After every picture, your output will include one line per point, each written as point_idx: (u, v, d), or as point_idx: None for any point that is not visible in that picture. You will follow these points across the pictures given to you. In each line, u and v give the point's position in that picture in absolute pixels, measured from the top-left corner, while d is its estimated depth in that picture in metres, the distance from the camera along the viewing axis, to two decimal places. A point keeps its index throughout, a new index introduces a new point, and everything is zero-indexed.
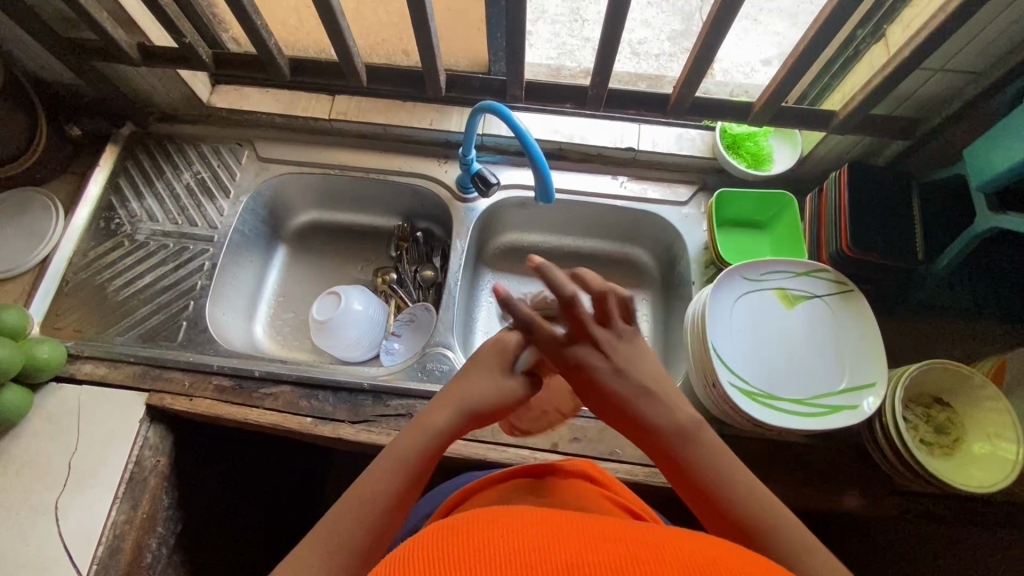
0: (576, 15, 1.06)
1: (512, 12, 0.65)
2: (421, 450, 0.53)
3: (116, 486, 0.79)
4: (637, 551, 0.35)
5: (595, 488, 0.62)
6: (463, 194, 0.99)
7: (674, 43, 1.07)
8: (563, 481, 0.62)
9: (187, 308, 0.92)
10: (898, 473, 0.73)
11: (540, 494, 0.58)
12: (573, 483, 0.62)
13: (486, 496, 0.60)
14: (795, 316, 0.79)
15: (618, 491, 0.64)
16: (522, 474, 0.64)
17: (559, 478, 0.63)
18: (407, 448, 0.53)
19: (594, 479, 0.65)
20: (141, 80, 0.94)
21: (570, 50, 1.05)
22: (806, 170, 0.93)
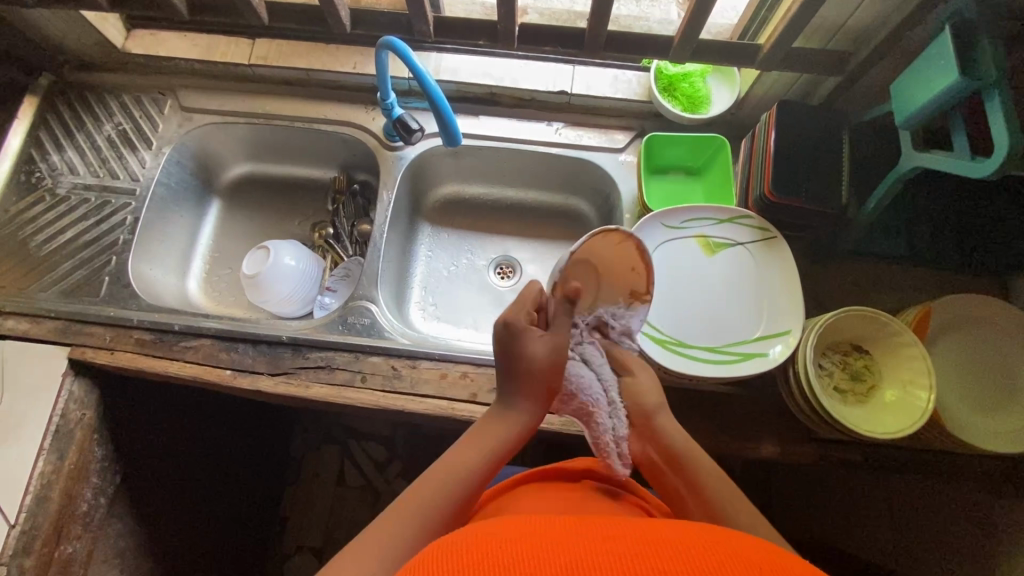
0: None
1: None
2: (499, 436, 0.59)
3: (42, 437, 0.81)
4: (640, 548, 0.39)
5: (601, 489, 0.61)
6: (390, 142, 0.95)
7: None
8: (571, 485, 0.61)
9: (109, 262, 0.91)
10: (810, 421, 0.73)
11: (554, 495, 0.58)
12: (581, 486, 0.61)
13: (513, 494, 0.61)
14: (716, 265, 0.77)
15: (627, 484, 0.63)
16: (534, 479, 0.63)
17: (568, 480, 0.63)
18: (482, 437, 0.59)
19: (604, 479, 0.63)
20: (46, 25, 0.89)
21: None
22: (745, 113, 0.89)
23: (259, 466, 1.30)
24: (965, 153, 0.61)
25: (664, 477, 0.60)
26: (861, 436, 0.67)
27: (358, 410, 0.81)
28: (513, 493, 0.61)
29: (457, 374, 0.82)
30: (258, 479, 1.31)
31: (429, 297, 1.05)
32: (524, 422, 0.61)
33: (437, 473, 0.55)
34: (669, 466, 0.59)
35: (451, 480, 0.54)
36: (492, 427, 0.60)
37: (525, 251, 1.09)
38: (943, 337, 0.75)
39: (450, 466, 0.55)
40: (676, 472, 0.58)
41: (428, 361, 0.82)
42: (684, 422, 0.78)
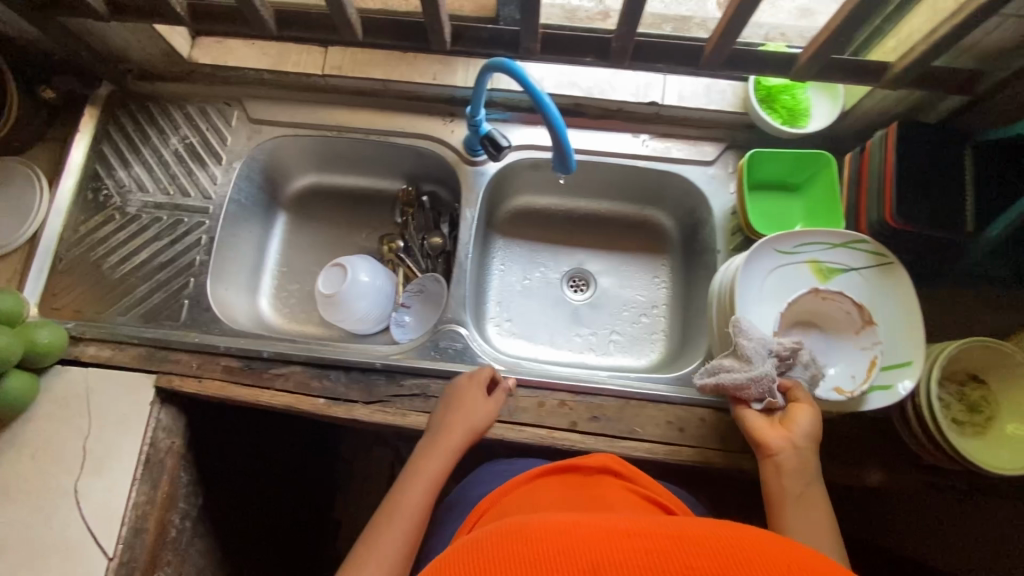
0: None
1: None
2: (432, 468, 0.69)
3: (134, 468, 0.79)
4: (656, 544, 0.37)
5: (618, 483, 0.66)
6: (471, 156, 0.92)
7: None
8: (591, 479, 0.66)
9: (188, 285, 0.88)
10: (925, 451, 0.72)
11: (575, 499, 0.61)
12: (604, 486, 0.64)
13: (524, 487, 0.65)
14: (864, 342, 0.71)
15: (657, 490, 0.66)
16: (550, 471, 0.67)
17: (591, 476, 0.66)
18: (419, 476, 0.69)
19: (621, 474, 0.68)
20: (113, 36, 0.85)
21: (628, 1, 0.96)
22: (847, 126, 0.85)
23: (318, 475, 1.30)
24: None
25: (781, 480, 0.62)
26: (986, 472, 0.66)
27: None
28: (528, 489, 0.64)
29: (555, 402, 0.80)
30: (318, 487, 1.30)
31: (503, 313, 1.02)
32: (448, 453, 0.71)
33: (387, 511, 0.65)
34: (792, 477, 0.61)
35: (396, 529, 0.63)
36: (429, 461, 0.70)
37: (599, 263, 1.06)
38: None
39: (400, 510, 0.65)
40: (802, 481, 0.61)
41: (525, 389, 0.81)
42: None
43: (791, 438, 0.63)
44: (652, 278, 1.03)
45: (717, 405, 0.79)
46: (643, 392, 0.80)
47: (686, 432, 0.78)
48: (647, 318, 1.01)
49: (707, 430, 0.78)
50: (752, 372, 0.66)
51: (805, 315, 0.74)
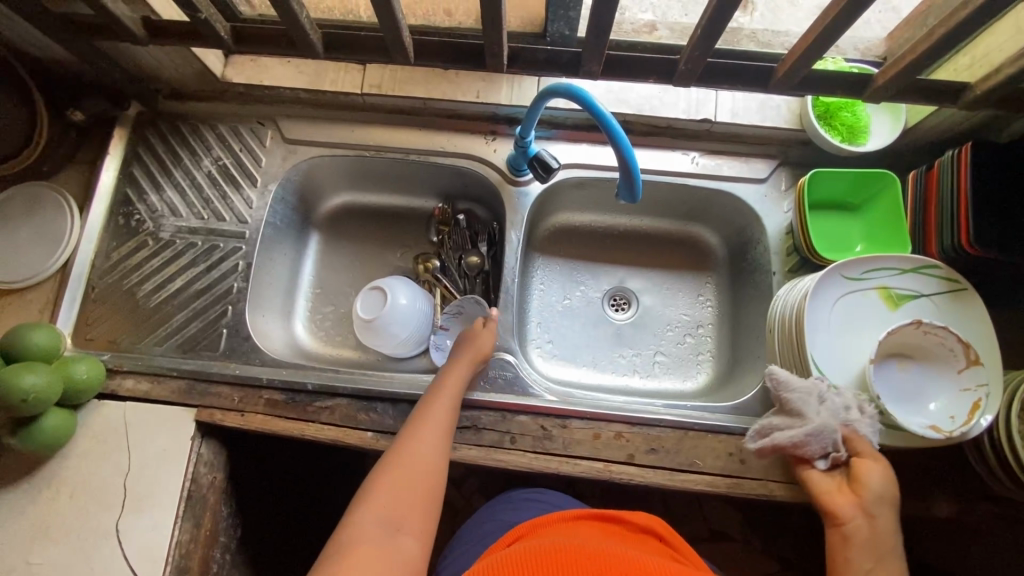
0: None
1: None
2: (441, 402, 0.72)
3: (176, 506, 0.77)
4: None
5: (656, 543, 0.62)
6: (516, 176, 0.88)
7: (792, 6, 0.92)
8: (630, 532, 0.63)
9: (226, 313, 0.85)
10: (1002, 486, 0.69)
11: (615, 537, 0.60)
12: (644, 538, 0.62)
13: (561, 523, 0.63)
14: (965, 381, 0.66)
15: (685, 554, 0.62)
16: (590, 516, 0.65)
17: (631, 528, 0.65)
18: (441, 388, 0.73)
19: (664, 539, 0.64)
20: (147, 57, 0.82)
21: (675, 14, 0.92)
22: (908, 143, 0.82)
23: None
24: None
25: (846, 552, 0.60)
26: None
27: (508, 471, 0.77)
28: (564, 522, 0.63)
29: (610, 433, 0.77)
30: None
31: (544, 334, 1.00)
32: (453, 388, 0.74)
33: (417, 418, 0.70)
34: (861, 550, 0.60)
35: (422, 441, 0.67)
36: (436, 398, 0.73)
37: (640, 281, 1.03)
38: None
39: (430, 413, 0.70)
40: (874, 555, 0.59)
41: (579, 420, 0.78)
42: None
43: (861, 502, 0.62)
44: (697, 297, 1.00)
45: None
46: (701, 422, 0.77)
47: (748, 465, 0.76)
48: (693, 338, 0.98)
49: (769, 462, 0.75)
50: (804, 430, 0.65)
51: (900, 349, 0.69)
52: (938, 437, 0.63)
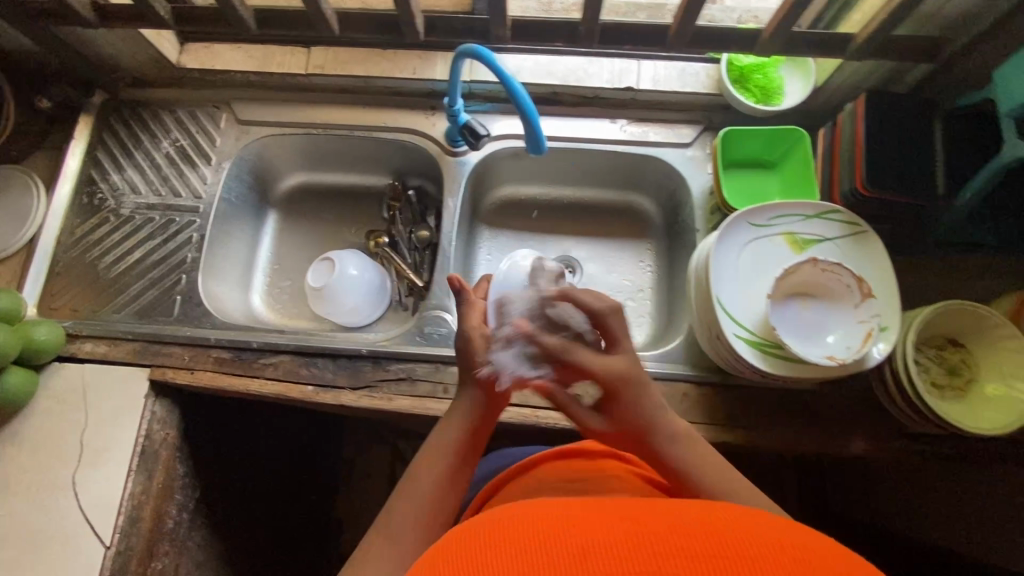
0: None
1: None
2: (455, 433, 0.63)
3: (129, 460, 0.81)
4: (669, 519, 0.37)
5: (620, 467, 0.63)
6: (452, 147, 0.94)
7: None
8: (594, 463, 0.63)
9: (180, 281, 0.91)
10: (906, 416, 0.73)
11: (578, 480, 0.59)
12: (607, 465, 0.63)
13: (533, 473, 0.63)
14: (862, 315, 0.69)
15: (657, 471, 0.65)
16: (557, 457, 0.65)
17: (594, 458, 0.65)
18: (455, 416, 0.64)
19: (626, 458, 0.65)
20: (103, 43, 0.88)
21: None
22: (820, 102, 0.86)
23: (317, 471, 1.31)
24: None
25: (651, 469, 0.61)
26: (967, 432, 0.67)
27: (441, 420, 0.81)
28: (535, 473, 0.63)
29: None
30: (317, 483, 1.31)
31: None
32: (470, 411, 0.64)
33: (421, 457, 0.61)
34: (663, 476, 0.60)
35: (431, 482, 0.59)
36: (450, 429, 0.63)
37: (585, 251, 1.06)
38: None
39: (437, 454, 0.61)
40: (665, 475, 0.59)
41: None
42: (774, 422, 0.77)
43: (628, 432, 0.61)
44: (638, 263, 1.04)
45: (698, 379, 0.80)
46: None
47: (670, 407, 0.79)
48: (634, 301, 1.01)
49: (690, 405, 0.79)
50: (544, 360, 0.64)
51: (803, 287, 0.72)
52: (835, 365, 0.66)
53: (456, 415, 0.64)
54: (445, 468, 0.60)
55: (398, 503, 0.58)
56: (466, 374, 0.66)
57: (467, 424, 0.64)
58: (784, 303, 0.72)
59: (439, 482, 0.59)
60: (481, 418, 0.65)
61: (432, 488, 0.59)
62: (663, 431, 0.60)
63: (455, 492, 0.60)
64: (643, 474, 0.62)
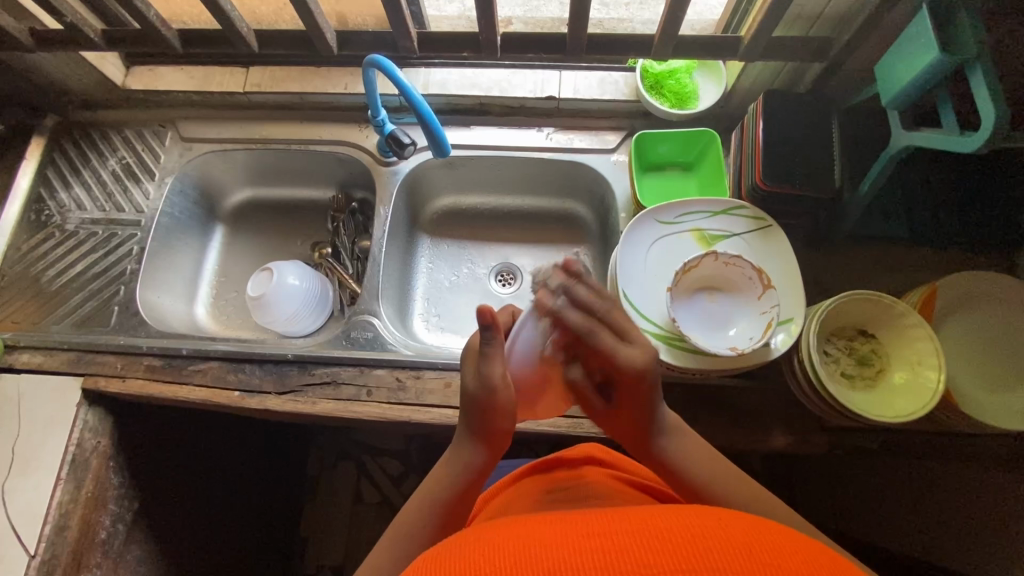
0: None
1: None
2: (445, 481, 0.58)
3: (58, 468, 0.82)
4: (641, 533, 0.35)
5: (602, 470, 0.64)
6: (384, 158, 0.97)
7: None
8: (576, 471, 0.64)
9: (119, 292, 0.93)
10: (819, 408, 0.72)
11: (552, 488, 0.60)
12: (584, 472, 0.63)
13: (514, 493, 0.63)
14: (764, 305, 0.70)
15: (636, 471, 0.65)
16: (536, 470, 0.67)
17: (569, 468, 0.65)
18: (449, 463, 0.60)
19: (605, 462, 0.67)
20: (48, 68, 0.93)
21: (536, 6, 1.00)
22: (734, 104, 0.89)
23: (277, 487, 1.30)
24: (954, 131, 0.60)
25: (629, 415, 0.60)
26: (872, 421, 0.66)
27: (365, 423, 0.82)
28: (515, 490, 0.63)
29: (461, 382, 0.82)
30: (276, 500, 1.30)
31: (431, 308, 1.03)
32: (467, 461, 0.59)
33: (416, 504, 0.58)
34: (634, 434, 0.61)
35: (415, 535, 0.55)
36: (441, 476, 0.59)
37: (525, 258, 1.08)
38: (952, 315, 0.74)
39: (424, 504, 0.57)
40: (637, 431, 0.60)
41: (432, 371, 0.83)
42: (693, 418, 0.77)
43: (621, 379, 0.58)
44: None
45: None
46: None
47: None
48: None
49: None
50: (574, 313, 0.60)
51: (708, 281, 0.73)
52: (733, 354, 0.66)
53: (454, 461, 0.60)
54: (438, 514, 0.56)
55: (391, 544, 0.54)
56: (468, 411, 0.60)
57: (469, 467, 0.59)
58: (688, 298, 0.73)
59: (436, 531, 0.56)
60: (483, 464, 0.60)
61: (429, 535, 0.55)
62: (658, 415, 0.60)
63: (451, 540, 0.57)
64: (622, 475, 0.63)
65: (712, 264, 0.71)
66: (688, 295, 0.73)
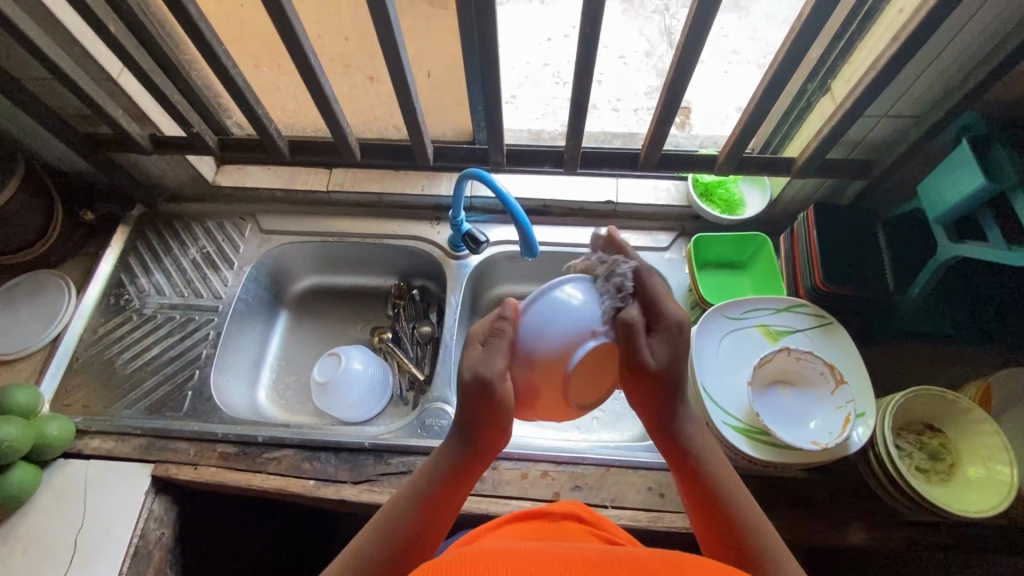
0: (558, 78, 1.24)
1: (487, 77, 0.74)
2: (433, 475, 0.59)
3: (121, 561, 0.79)
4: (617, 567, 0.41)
5: (581, 527, 0.65)
6: (455, 253, 1.04)
7: (650, 97, 1.20)
8: (554, 525, 0.66)
9: (192, 376, 0.95)
10: (896, 503, 0.74)
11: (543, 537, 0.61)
12: (566, 527, 0.65)
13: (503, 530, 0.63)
14: (838, 400, 0.74)
15: (613, 531, 0.67)
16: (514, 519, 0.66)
17: (551, 521, 0.67)
18: (439, 458, 0.60)
19: (586, 520, 0.67)
20: (150, 166, 1.01)
21: (553, 111, 1.18)
22: (778, 211, 0.98)
23: None
24: (1001, 245, 0.68)
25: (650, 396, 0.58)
26: (955, 516, 0.68)
27: None
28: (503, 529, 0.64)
29: (537, 472, 0.83)
30: None
31: None
32: (456, 455, 0.60)
33: (406, 491, 0.59)
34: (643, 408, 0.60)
35: (404, 518, 0.56)
36: (430, 470, 0.59)
37: None
38: (1009, 411, 0.78)
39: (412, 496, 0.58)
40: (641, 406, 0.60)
41: (508, 462, 0.83)
42: (773, 513, 0.78)
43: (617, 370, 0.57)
44: None
45: None
46: (620, 459, 0.83)
47: (668, 498, 0.80)
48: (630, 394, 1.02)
49: None
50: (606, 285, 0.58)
51: (780, 375, 0.77)
52: (817, 449, 0.69)
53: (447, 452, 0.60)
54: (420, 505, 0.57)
55: (377, 532, 0.55)
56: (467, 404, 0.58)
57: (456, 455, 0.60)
58: (763, 391, 0.77)
59: (418, 521, 0.56)
60: (478, 458, 0.60)
61: (411, 528, 0.56)
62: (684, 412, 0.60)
63: (435, 530, 0.57)
64: (601, 533, 0.64)
65: (783, 358, 0.76)
66: (761, 387, 0.77)
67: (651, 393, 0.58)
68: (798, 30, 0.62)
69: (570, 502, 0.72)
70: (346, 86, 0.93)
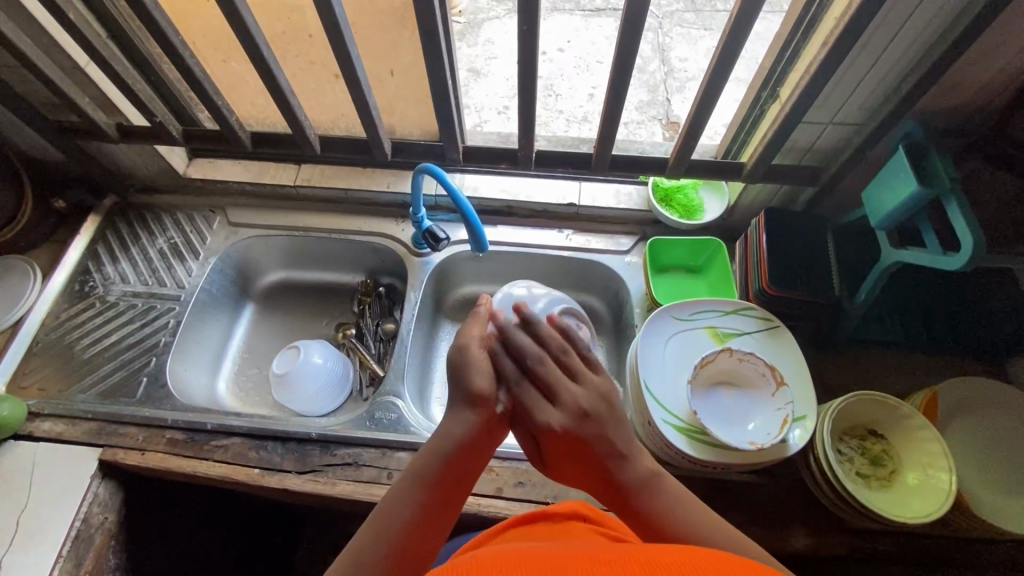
0: (550, 91, 1.24)
1: (438, 74, 0.75)
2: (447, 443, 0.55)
3: (61, 543, 0.79)
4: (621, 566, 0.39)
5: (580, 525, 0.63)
6: (418, 250, 1.05)
7: (641, 112, 1.22)
8: (557, 525, 0.63)
9: (149, 363, 0.96)
10: (838, 508, 0.73)
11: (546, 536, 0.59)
12: (567, 525, 0.63)
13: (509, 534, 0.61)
14: (779, 402, 0.74)
15: (616, 528, 0.65)
16: (520, 523, 0.65)
17: (554, 522, 0.65)
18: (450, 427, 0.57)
19: (590, 519, 0.66)
20: (121, 156, 1.03)
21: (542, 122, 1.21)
22: (737, 217, 0.99)
23: None
24: (937, 251, 0.68)
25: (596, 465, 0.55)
26: (892, 521, 0.68)
27: None
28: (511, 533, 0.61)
29: None
30: None
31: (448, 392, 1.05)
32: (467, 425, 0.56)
33: (422, 461, 0.55)
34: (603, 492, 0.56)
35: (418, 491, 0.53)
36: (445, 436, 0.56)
37: None
38: (956, 419, 0.78)
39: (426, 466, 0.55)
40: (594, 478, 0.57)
41: None
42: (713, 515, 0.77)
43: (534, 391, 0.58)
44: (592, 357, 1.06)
45: None
46: None
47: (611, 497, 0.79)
48: None
49: None
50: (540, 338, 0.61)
51: (724, 376, 0.78)
52: (753, 449, 0.69)
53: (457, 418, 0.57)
54: (419, 504, 0.53)
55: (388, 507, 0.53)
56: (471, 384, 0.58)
57: (452, 441, 0.56)
58: (705, 391, 0.77)
59: (420, 515, 0.52)
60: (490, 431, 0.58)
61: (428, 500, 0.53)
62: (632, 451, 0.56)
63: (448, 504, 0.54)
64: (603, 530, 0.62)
65: (723, 360, 0.76)
66: (703, 390, 0.77)
67: (585, 453, 0.55)
68: (729, 33, 0.63)
69: (574, 501, 0.70)
70: (313, 83, 0.95)
